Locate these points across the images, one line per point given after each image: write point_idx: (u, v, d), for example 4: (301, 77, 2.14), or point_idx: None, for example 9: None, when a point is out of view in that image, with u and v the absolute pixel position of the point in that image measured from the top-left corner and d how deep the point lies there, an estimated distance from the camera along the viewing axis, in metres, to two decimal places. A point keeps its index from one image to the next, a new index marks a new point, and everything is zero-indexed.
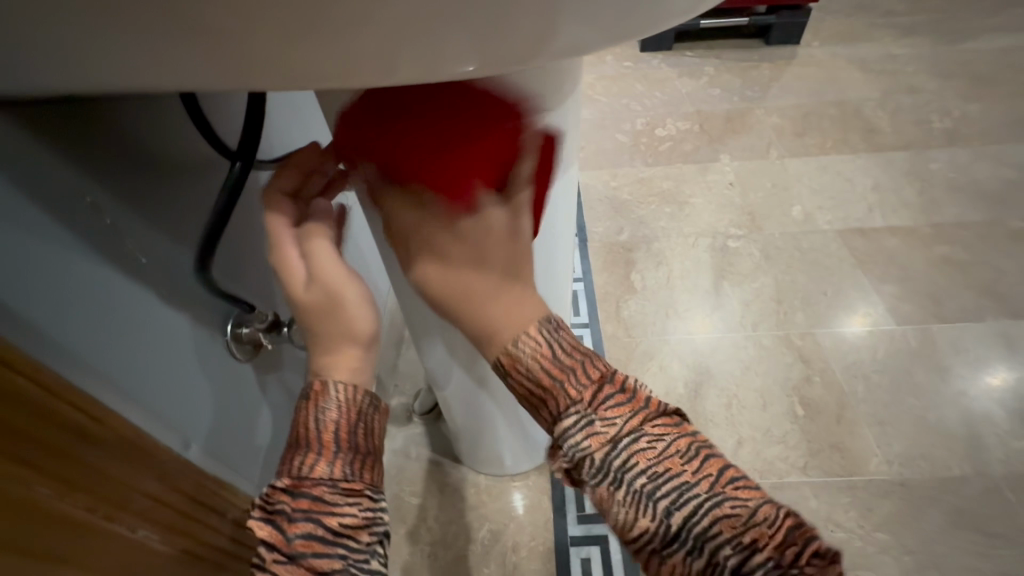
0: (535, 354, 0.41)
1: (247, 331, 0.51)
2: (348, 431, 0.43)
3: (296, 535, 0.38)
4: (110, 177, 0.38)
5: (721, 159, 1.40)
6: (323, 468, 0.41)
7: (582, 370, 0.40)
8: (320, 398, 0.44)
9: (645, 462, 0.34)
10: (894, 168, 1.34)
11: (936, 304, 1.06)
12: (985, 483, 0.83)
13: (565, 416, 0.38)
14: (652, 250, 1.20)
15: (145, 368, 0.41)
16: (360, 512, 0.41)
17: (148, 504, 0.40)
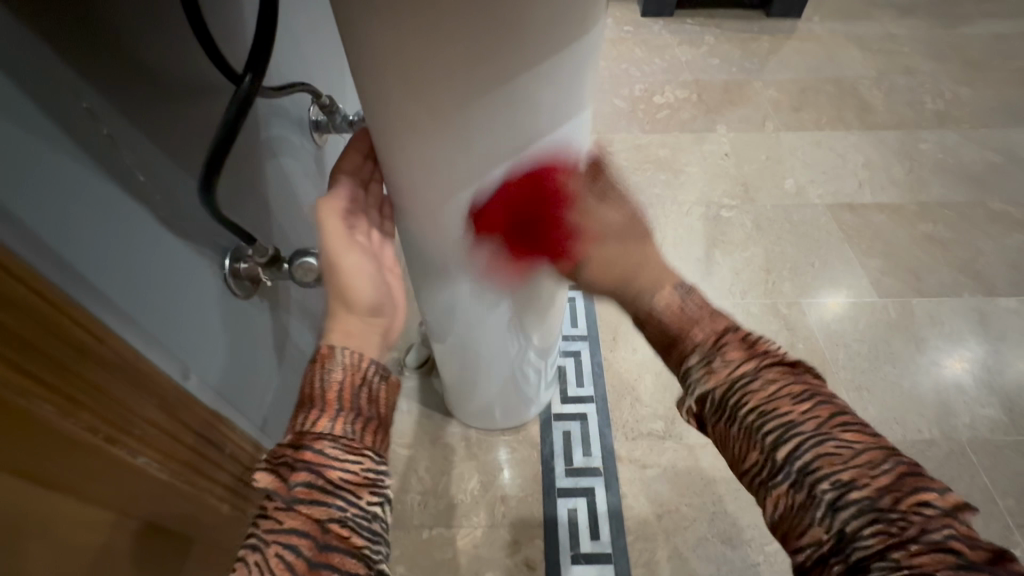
0: (670, 305, 0.43)
1: (246, 266, 0.50)
2: (351, 393, 0.44)
3: (295, 482, 0.38)
4: (109, 82, 0.35)
5: (718, 129, 1.40)
6: (327, 424, 0.41)
7: (706, 321, 0.41)
8: (326, 360, 0.44)
9: (759, 401, 0.36)
10: (885, 147, 1.35)
11: (917, 279, 1.09)
12: (952, 446, 0.87)
13: (689, 358, 0.40)
14: (646, 217, 1.21)
15: (148, 294, 0.40)
16: (360, 472, 0.41)
17: (148, 431, 0.40)
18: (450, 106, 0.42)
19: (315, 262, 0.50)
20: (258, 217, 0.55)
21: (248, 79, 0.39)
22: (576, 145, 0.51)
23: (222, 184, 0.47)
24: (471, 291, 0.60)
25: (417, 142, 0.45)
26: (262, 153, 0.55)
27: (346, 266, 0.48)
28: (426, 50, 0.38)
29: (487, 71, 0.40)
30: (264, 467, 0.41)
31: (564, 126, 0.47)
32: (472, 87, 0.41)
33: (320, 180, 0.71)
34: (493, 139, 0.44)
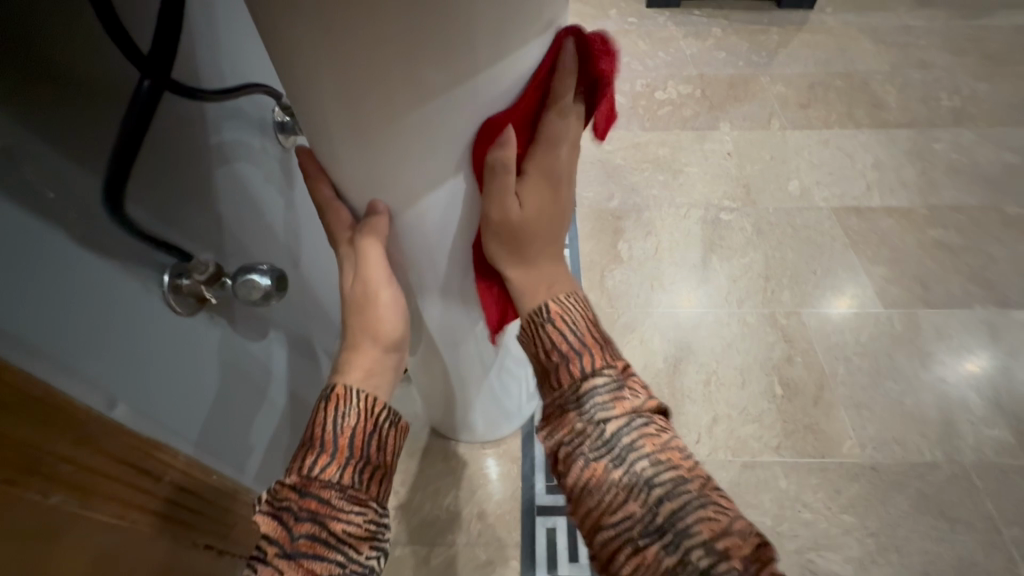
0: (581, 312, 0.47)
1: (188, 283, 0.47)
2: (363, 440, 0.44)
3: (300, 534, 0.39)
4: (5, 94, 0.32)
5: (721, 127, 1.34)
6: (335, 473, 0.42)
7: (607, 351, 0.45)
8: (341, 402, 0.44)
9: (652, 446, 0.39)
10: (896, 147, 1.29)
11: (925, 289, 1.03)
12: (955, 470, 0.82)
13: (598, 376, 0.43)
14: (641, 219, 1.16)
15: (66, 321, 0.37)
16: (363, 524, 0.42)
17: (63, 468, 0.37)
18: (385, 116, 0.39)
19: (260, 280, 0.47)
20: (207, 228, 0.51)
21: (147, 83, 0.37)
22: (535, 147, 0.47)
23: (150, 197, 0.44)
24: (434, 302, 0.57)
25: (370, 157, 0.42)
26: (212, 160, 0.52)
27: (386, 297, 0.48)
28: (352, 59, 0.35)
29: (421, 78, 0.37)
30: (267, 510, 0.40)
31: (519, 130, 0.44)
32: (407, 96, 0.38)
33: (288, 185, 0.67)
34: (436, 148, 0.41)
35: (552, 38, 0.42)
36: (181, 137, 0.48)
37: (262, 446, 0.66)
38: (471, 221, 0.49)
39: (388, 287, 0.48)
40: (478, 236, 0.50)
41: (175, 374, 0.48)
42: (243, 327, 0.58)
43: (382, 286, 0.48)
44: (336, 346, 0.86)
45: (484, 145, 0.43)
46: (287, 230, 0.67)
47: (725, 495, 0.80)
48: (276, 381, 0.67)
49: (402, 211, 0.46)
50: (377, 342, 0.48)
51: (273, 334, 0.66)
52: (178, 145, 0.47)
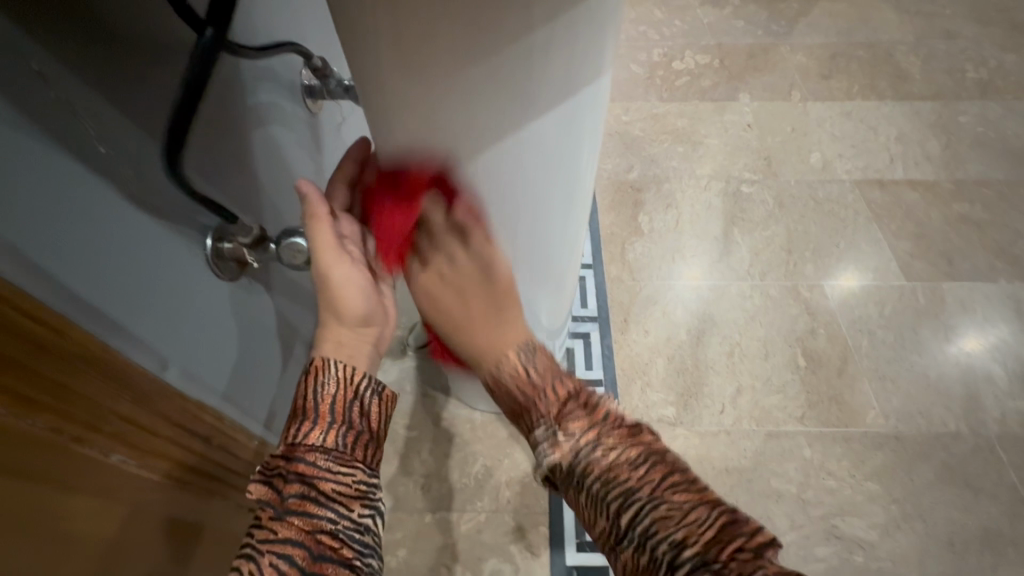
0: (514, 376, 0.48)
1: (230, 246, 0.46)
2: (345, 405, 0.43)
3: (290, 494, 0.39)
4: (60, 39, 0.31)
5: (741, 98, 1.32)
6: (319, 437, 0.41)
7: (552, 390, 0.46)
8: (318, 371, 0.43)
9: (598, 469, 0.40)
10: (920, 120, 1.27)
11: (949, 263, 1.03)
12: (979, 441, 0.83)
13: (535, 428, 0.45)
14: (662, 192, 1.14)
15: (121, 280, 0.36)
16: (353, 484, 0.41)
17: (123, 427, 0.38)
18: (441, 75, 0.37)
19: (305, 243, 0.46)
20: (244, 192, 0.50)
21: (209, 33, 0.35)
22: (589, 109, 0.45)
23: (199, 158, 0.43)
24: None
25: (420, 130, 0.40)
26: (248, 121, 0.50)
27: (338, 277, 0.44)
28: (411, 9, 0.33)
29: (479, 30, 0.35)
30: (258, 478, 0.41)
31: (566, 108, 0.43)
32: (463, 51, 0.35)
33: (317, 151, 0.65)
34: (485, 122, 0.40)
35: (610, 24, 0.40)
36: (223, 96, 0.46)
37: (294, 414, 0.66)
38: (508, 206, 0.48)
39: (338, 267, 0.44)
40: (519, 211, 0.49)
41: (219, 338, 0.47)
42: (277, 294, 0.58)
43: (336, 266, 0.44)
44: None
45: (538, 104, 0.40)
46: None
47: (751, 464, 0.81)
48: (307, 351, 0.67)
49: None
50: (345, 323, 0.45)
51: (304, 302, 0.65)
52: (221, 103, 0.46)
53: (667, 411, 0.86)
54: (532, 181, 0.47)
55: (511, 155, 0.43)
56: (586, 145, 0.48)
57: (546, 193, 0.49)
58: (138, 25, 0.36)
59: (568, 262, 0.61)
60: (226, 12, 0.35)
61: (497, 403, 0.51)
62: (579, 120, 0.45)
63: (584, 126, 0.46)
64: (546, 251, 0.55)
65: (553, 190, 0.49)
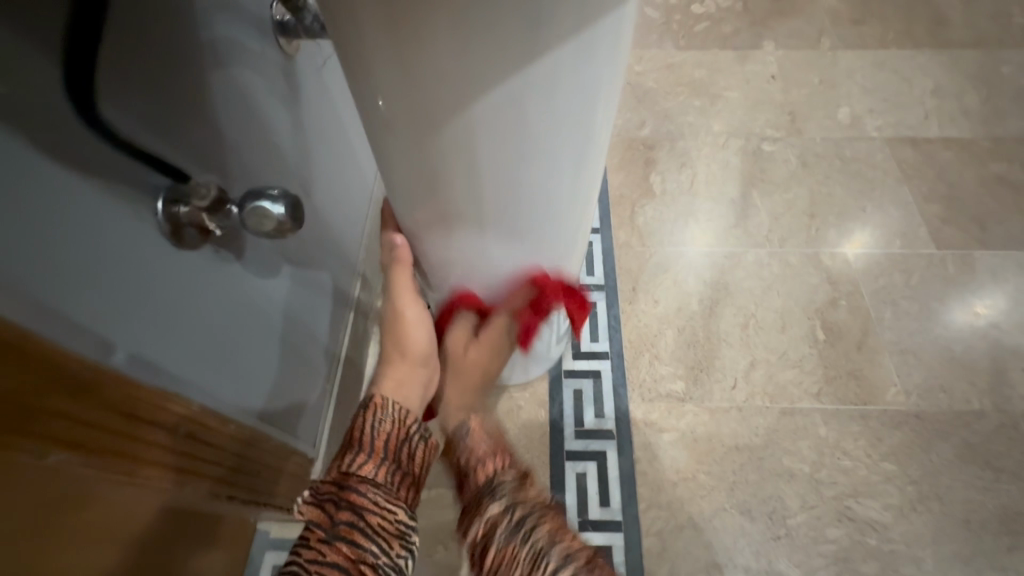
0: (474, 436, 0.55)
1: (186, 210, 0.39)
2: (395, 445, 0.51)
3: (341, 521, 0.45)
4: None
5: (765, 46, 1.21)
6: (371, 470, 0.48)
7: (492, 455, 0.54)
8: (377, 410, 0.52)
9: (524, 516, 0.47)
10: (959, 71, 1.16)
11: (982, 229, 0.96)
12: (1003, 419, 0.79)
13: (479, 480, 0.52)
14: (676, 150, 1.06)
15: (36, 253, 0.30)
16: (395, 522, 0.47)
17: (65, 426, 0.33)
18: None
19: (273, 208, 0.39)
20: (205, 145, 0.43)
21: None
22: (615, 52, 0.37)
23: (127, 94, 0.35)
24: (471, 240, 0.50)
25: (405, 61, 0.33)
26: (203, 59, 0.43)
27: (410, 315, 0.55)
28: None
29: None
30: (310, 501, 0.47)
31: (587, 59, 0.35)
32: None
33: (294, 99, 0.58)
34: (482, 60, 0.33)
35: None
36: (163, 24, 0.38)
37: (285, 392, 0.61)
38: (504, 167, 0.41)
39: (411, 304, 0.55)
40: (518, 177, 0.42)
41: (176, 314, 0.42)
42: (251, 265, 0.52)
43: (408, 307, 0.56)
44: (356, 288, 0.80)
45: (552, 35, 0.32)
46: (296, 156, 0.59)
47: (762, 442, 0.77)
48: (294, 325, 0.62)
49: (431, 137, 0.39)
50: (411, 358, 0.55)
51: (286, 272, 0.59)
52: (160, 29, 0.38)
53: (675, 385, 0.81)
54: (536, 145, 0.40)
55: (512, 107, 0.37)
56: (608, 98, 0.41)
57: (558, 153, 0.41)
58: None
59: (575, 238, 0.54)
60: None
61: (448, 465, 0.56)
62: (602, 67, 0.37)
63: (606, 82, 0.38)
64: (554, 219, 0.48)
65: (566, 151, 0.42)
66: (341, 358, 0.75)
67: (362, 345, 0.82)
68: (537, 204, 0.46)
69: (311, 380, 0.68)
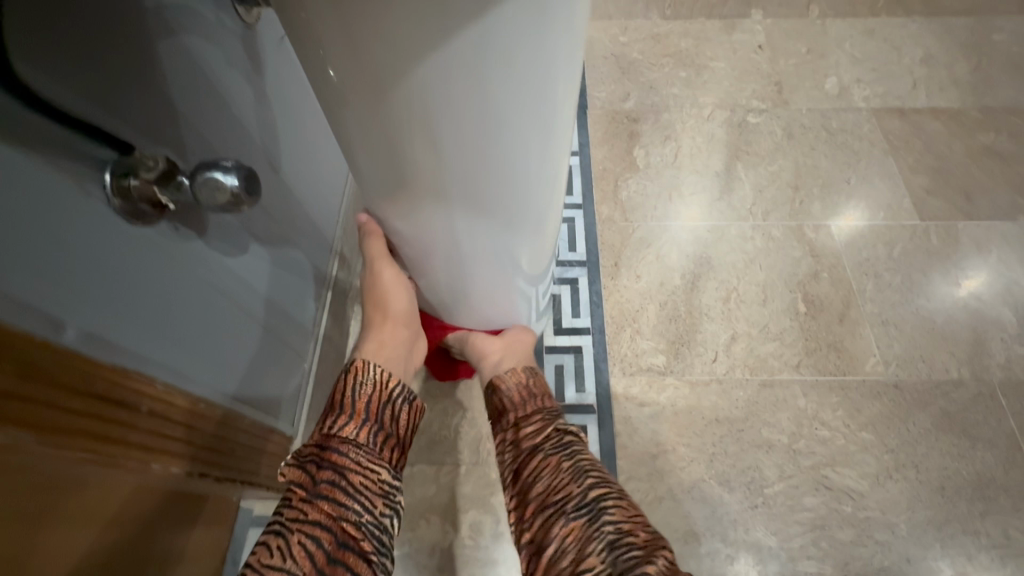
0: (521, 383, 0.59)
1: (136, 183, 0.38)
2: (376, 406, 0.52)
3: (322, 479, 0.46)
4: None
5: (753, 15, 1.18)
6: (352, 431, 0.50)
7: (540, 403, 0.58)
8: (358, 372, 0.54)
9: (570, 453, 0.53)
10: (949, 38, 1.14)
11: (966, 200, 0.95)
12: (980, 389, 0.79)
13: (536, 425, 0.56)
14: (660, 122, 1.04)
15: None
16: (378, 481, 0.49)
17: (13, 405, 0.32)
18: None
19: (225, 178, 0.38)
20: (153, 118, 0.41)
21: None
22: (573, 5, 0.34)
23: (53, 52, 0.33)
24: (439, 213, 0.48)
25: (347, 24, 0.31)
26: (148, 24, 0.40)
27: (388, 279, 0.59)
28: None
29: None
30: (293, 463, 0.48)
31: (543, 19, 0.33)
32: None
33: (255, 69, 0.55)
34: (429, 23, 0.31)
35: None
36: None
37: (260, 372, 0.60)
38: (466, 138, 0.39)
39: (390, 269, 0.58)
40: (481, 147, 0.41)
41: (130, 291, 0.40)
42: (216, 241, 0.50)
43: (386, 271, 0.59)
44: (333, 266, 0.78)
45: None
46: (260, 129, 0.57)
47: (742, 414, 0.77)
48: (267, 305, 0.61)
49: (386, 108, 0.37)
50: (395, 321, 0.60)
51: (255, 250, 0.57)
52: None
53: (656, 360, 0.81)
54: (497, 112, 0.38)
55: (467, 73, 0.35)
56: (571, 56, 0.38)
57: (521, 118, 0.39)
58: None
59: (549, 209, 0.53)
60: None
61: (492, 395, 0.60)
62: (560, 22, 0.34)
63: (567, 42, 0.36)
64: (523, 189, 0.46)
65: (529, 115, 0.39)
66: (319, 337, 0.74)
67: (342, 325, 0.82)
68: (503, 174, 0.44)
69: (289, 360, 0.67)
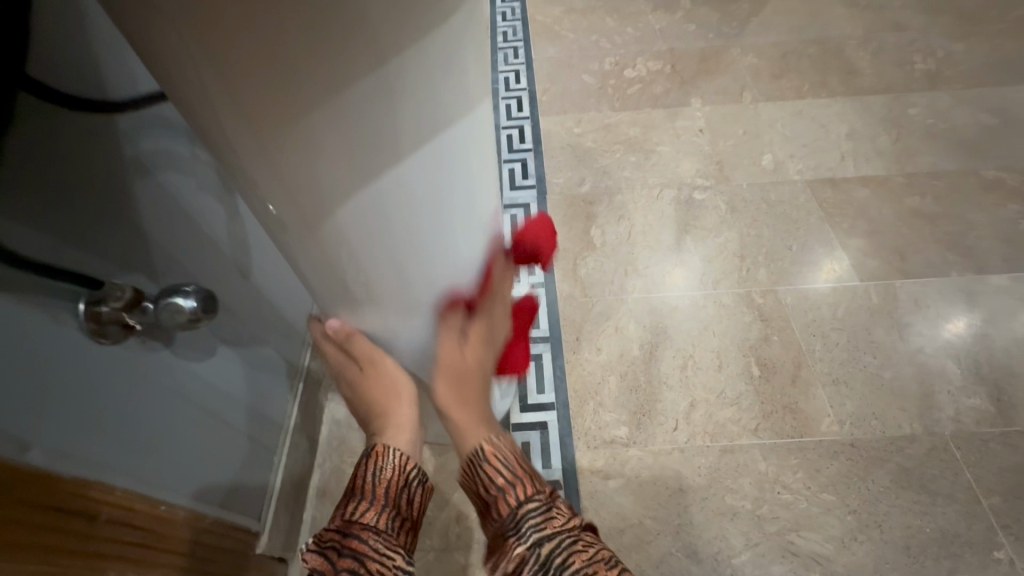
0: (496, 460, 0.54)
1: (106, 310, 0.43)
2: (396, 490, 0.54)
3: (341, 566, 0.47)
4: None
5: (692, 103, 1.31)
6: (372, 517, 0.51)
7: (525, 483, 0.52)
8: (379, 457, 0.55)
9: (552, 529, 0.47)
10: (870, 114, 1.26)
11: (901, 259, 1.02)
12: (934, 442, 0.82)
13: (529, 503, 0.50)
14: (614, 203, 1.13)
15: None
16: (392, 568, 0.48)
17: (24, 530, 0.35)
18: (287, 111, 0.32)
19: (185, 302, 0.44)
20: (127, 250, 0.48)
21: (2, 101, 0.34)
22: (466, 128, 0.42)
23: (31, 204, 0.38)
24: (387, 314, 0.53)
25: (285, 189, 0.37)
26: (127, 173, 0.48)
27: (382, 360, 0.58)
28: (228, 38, 0.27)
29: (316, 49, 0.30)
30: (313, 550, 0.49)
31: (443, 146, 0.41)
32: (298, 85, 0.31)
33: (226, 193, 0.63)
34: (354, 173, 0.38)
35: (468, 53, 0.39)
36: (79, 140, 0.42)
37: (222, 470, 0.62)
38: (400, 246, 0.45)
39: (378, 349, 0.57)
40: (415, 251, 0.46)
41: (84, 403, 0.43)
42: (183, 350, 0.55)
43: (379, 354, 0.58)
44: (305, 356, 0.83)
45: (407, 133, 0.38)
46: (229, 243, 0.64)
47: (705, 481, 0.79)
48: (232, 403, 0.64)
49: (325, 240, 0.43)
50: (407, 398, 0.59)
51: (220, 351, 0.62)
52: (76, 142, 0.42)
53: (619, 431, 0.84)
54: (424, 221, 0.44)
55: (391, 198, 0.41)
56: (473, 155, 0.45)
57: (446, 216, 0.46)
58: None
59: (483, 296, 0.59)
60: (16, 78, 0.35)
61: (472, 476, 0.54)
62: (459, 134, 0.42)
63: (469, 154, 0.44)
64: (461, 269, 0.51)
65: (451, 211, 0.46)
66: (290, 427, 0.77)
67: (315, 413, 0.85)
68: (439, 259, 0.48)
69: (255, 455, 0.69)
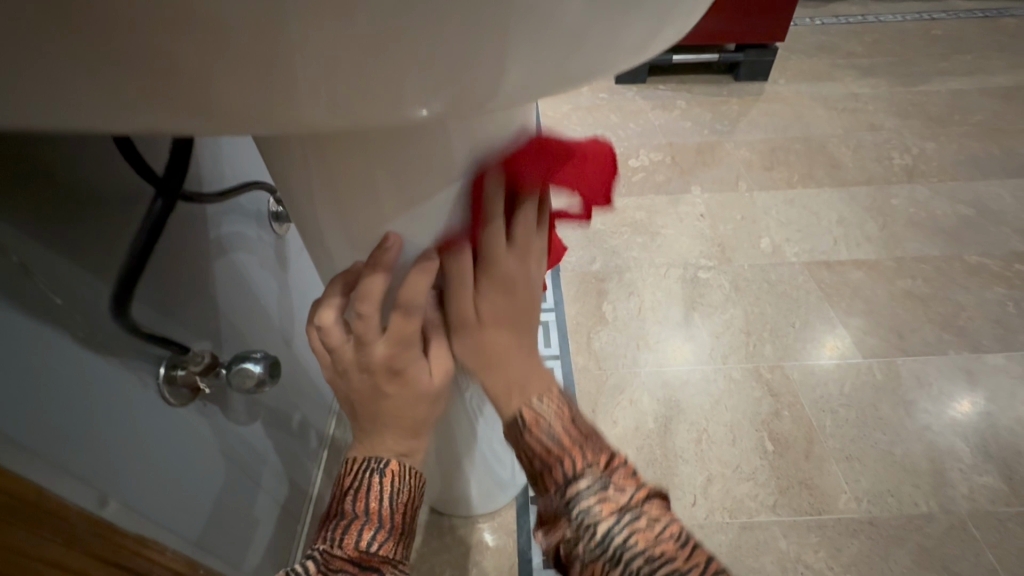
0: (555, 416, 0.49)
1: (183, 373, 0.50)
2: (406, 513, 0.51)
3: None
4: (46, 227, 0.39)
5: (692, 191, 1.42)
6: (389, 548, 0.48)
7: (585, 449, 0.47)
8: (397, 478, 0.50)
9: (644, 541, 0.41)
10: (857, 204, 1.37)
11: (899, 338, 1.07)
12: (952, 522, 0.82)
13: (581, 478, 0.45)
14: (624, 280, 1.20)
15: (18, 405, 0.36)
16: None
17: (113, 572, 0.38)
18: (369, 199, 0.41)
19: (254, 367, 0.50)
20: (205, 321, 0.54)
21: (160, 202, 0.44)
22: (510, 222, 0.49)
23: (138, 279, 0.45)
24: None
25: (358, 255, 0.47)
26: (210, 253, 0.56)
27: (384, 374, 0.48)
28: (339, 149, 0.38)
29: (399, 158, 0.39)
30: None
31: None
32: (381, 181, 0.40)
33: (282, 268, 0.70)
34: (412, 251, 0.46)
35: None
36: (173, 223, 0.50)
37: (260, 535, 0.64)
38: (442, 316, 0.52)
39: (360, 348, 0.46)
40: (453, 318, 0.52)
41: (144, 461, 0.46)
42: (235, 414, 0.60)
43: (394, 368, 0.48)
44: (333, 425, 0.86)
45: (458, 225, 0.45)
46: (280, 315, 0.69)
47: (726, 560, 0.79)
48: (268, 467, 0.67)
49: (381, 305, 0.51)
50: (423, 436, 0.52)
51: (263, 416, 0.66)
52: (176, 229, 0.51)
53: None
54: None
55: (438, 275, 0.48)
56: None
57: None
58: (69, 173, 0.41)
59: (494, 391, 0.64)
60: (173, 185, 0.44)
61: (518, 441, 0.50)
62: None
63: None
64: None
65: None
66: (314, 496, 0.78)
67: None
68: None
69: (284, 522, 0.70)
